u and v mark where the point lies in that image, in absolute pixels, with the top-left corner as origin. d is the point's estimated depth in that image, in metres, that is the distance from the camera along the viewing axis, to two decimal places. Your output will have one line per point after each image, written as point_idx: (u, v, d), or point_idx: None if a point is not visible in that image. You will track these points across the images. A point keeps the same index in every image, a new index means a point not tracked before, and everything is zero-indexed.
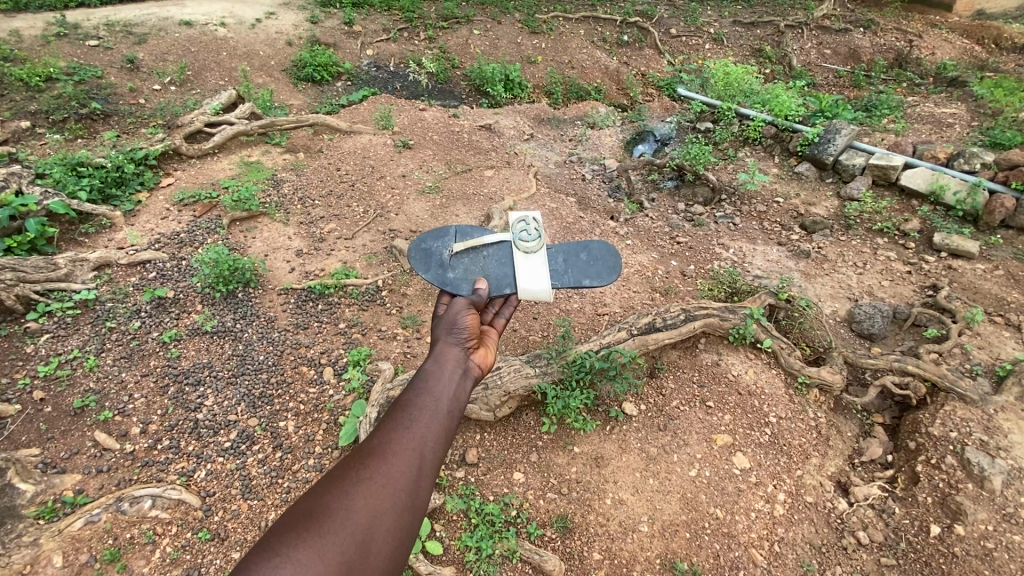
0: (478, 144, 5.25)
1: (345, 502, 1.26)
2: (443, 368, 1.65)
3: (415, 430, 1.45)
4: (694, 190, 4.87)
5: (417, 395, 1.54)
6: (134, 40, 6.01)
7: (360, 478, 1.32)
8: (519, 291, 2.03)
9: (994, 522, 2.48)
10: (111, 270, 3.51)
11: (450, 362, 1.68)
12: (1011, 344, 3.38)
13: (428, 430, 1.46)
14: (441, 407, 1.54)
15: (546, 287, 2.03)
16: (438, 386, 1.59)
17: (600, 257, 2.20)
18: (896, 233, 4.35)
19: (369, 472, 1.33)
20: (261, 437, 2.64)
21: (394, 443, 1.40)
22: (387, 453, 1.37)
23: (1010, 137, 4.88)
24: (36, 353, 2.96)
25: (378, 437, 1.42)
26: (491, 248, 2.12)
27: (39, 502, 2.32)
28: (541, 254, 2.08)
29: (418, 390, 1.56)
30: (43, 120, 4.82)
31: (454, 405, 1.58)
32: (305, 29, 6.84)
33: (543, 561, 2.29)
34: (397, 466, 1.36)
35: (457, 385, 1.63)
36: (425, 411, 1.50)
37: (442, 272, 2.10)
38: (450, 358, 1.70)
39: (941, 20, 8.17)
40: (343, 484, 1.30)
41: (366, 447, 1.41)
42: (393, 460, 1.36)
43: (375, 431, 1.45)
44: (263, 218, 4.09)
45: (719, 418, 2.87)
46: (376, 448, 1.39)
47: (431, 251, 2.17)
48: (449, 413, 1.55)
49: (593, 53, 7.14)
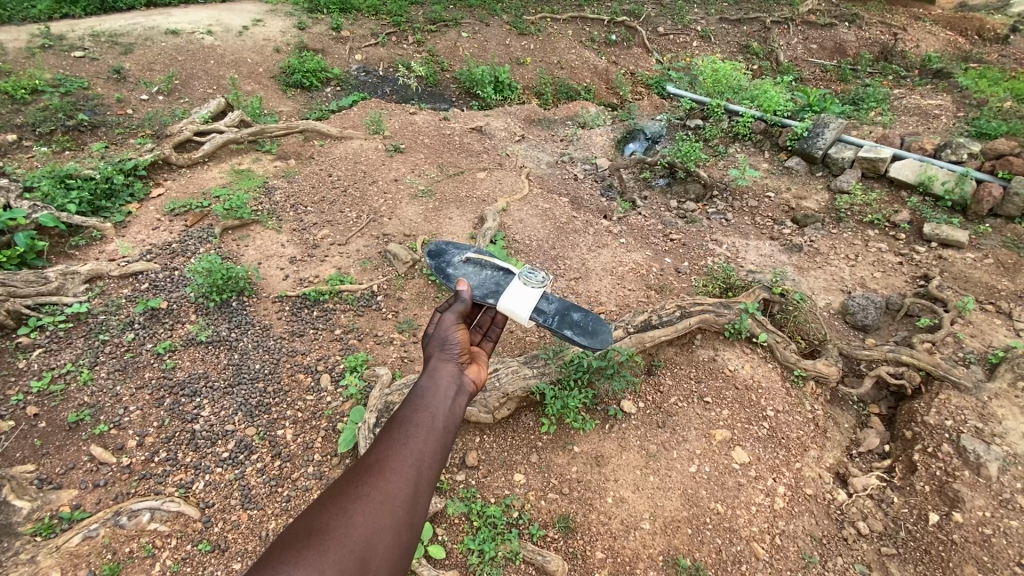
0: (469, 146, 5.26)
1: (345, 518, 1.25)
2: (438, 382, 1.66)
3: (412, 445, 1.45)
4: (686, 187, 4.94)
5: (414, 410, 1.54)
6: (119, 50, 5.98)
7: (360, 494, 1.31)
8: (499, 305, 1.97)
9: (992, 508, 2.51)
10: (103, 282, 3.48)
11: (444, 378, 1.68)
12: (1002, 332, 3.42)
13: (425, 443, 1.46)
14: (437, 421, 1.54)
15: (523, 310, 1.95)
16: (434, 402, 1.58)
17: (593, 325, 2.06)
18: (887, 224, 4.39)
19: (368, 488, 1.32)
20: (260, 446, 2.63)
21: (391, 459, 1.39)
22: (384, 469, 1.37)
23: (995, 128, 4.95)
24: (28, 368, 2.92)
25: (375, 453, 1.42)
26: (498, 269, 2.15)
27: (37, 518, 2.29)
28: (537, 292, 2.01)
29: (413, 406, 1.56)
30: (30, 133, 4.77)
31: (450, 420, 1.57)
32: (293, 35, 6.81)
33: (546, 561, 2.29)
34: (396, 481, 1.35)
35: (453, 401, 1.63)
36: (421, 425, 1.50)
37: (445, 269, 2.23)
38: (444, 374, 1.70)
39: (924, 12, 8.26)
40: (343, 500, 1.29)
41: (364, 461, 1.40)
42: (391, 475, 1.36)
43: (373, 447, 1.44)
44: (256, 226, 4.07)
45: (717, 413, 2.88)
46: (375, 463, 1.38)
47: (447, 251, 2.32)
48: (446, 425, 1.55)
49: (582, 53, 7.17)
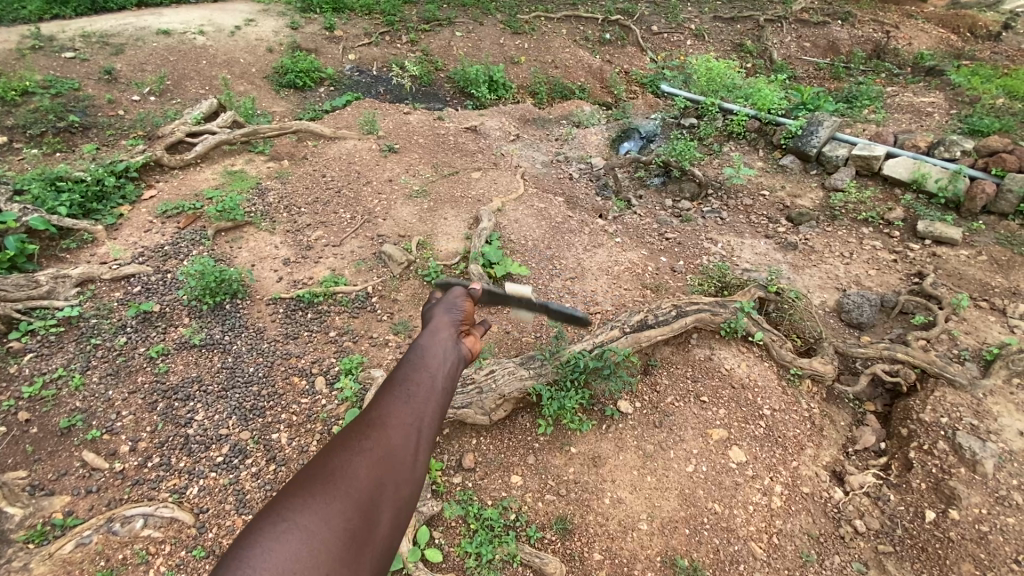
0: (464, 146, 5.24)
1: (349, 470, 1.22)
2: (437, 344, 1.63)
3: (414, 400, 1.41)
4: (681, 185, 4.93)
5: (415, 368, 1.52)
6: (110, 51, 5.92)
7: (362, 447, 1.28)
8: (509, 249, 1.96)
9: (988, 505, 2.52)
10: (94, 286, 3.45)
11: (444, 340, 1.66)
12: (996, 329, 3.44)
13: (427, 399, 1.43)
14: (438, 381, 1.52)
15: None
16: (434, 362, 1.56)
17: None
18: (881, 222, 4.40)
19: (372, 442, 1.29)
20: (254, 450, 2.61)
21: (394, 415, 1.36)
22: (387, 425, 1.34)
23: (987, 125, 4.97)
24: (19, 373, 2.89)
25: (376, 408, 1.39)
26: None
27: (28, 525, 2.25)
28: None
29: (413, 364, 1.53)
30: (20, 136, 4.73)
31: (449, 380, 1.55)
32: (286, 35, 6.76)
33: (544, 563, 2.27)
34: (398, 435, 1.32)
35: (453, 362, 1.61)
36: (421, 382, 1.47)
37: None
38: (444, 337, 1.68)
39: (917, 10, 8.28)
40: (346, 453, 1.26)
41: (365, 417, 1.37)
42: (392, 430, 1.33)
43: (373, 403, 1.41)
44: (249, 227, 4.05)
45: (714, 412, 2.88)
46: (377, 418, 1.35)
47: None
48: (446, 384, 1.53)
49: (576, 52, 7.16)
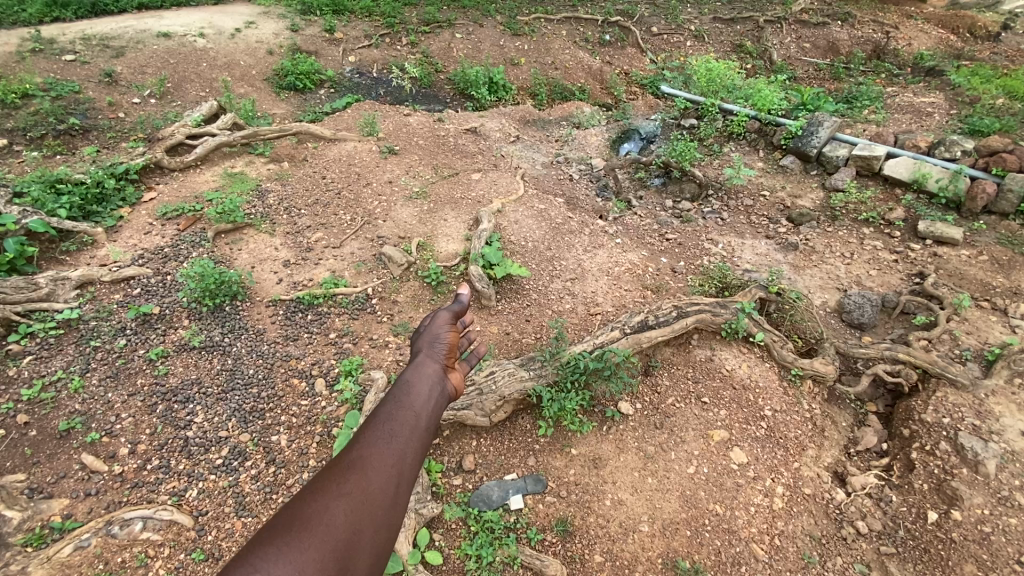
0: (464, 148, 5.23)
1: (327, 515, 1.22)
2: (420, 382, 1.64)
3: (396, 442, 1.42)
4: (681, 186, 4.93)
5: (397, 407, 1.52)
6: (110, 53, 5.93)
7: (342, 492, 1.27)
8: None
9: (990, 505, 2.50)
10: (94, 288, 3.46)
11: (427, 378, 1.67)
12: (997, 328, 3.43)
13: (408, 442, 1.44)
14: (419, 421, 1.52)
15: None
16: (417, 401, 1.57)
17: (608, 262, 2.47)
18: (882, 222, 4.39)
19: (350, 486, 1.29)
20: (254, 452, 2.61)
21: (374, 457, 1.36)
22: (367, 467, 1.33)
23: (988, 125, 4.96)
24: (18, 376, 2.87)
25: (357, 449, 1.38)
26: None
27: (27, 528, 2.24)
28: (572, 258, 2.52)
29: (397, 403, 1.54)
30: (20, 138, 4.73)
31: (431, 421, 1.56)
32: (286, 38, 6.77)
33: (544, 566, 2.26)
34: (378, 480, 1.32)
35: (434, 402, 1.62)
36: (404, 424, 1.48)
37: None
38: (427, 374, 1.69)
39: (916, 10, 8.28)
40: (323, 496, 1.25)
41: (344, 458, 1.37)
42: (372, 474, 1.32)
43: (354, 444, 1.40)
44: (249, 230, 4.05)
45: (715, 413, 2.87)
46: (357, 460, 1.34)
47: None
48: (428, 426, 1.54)
49: (575, 53, 7.17)
